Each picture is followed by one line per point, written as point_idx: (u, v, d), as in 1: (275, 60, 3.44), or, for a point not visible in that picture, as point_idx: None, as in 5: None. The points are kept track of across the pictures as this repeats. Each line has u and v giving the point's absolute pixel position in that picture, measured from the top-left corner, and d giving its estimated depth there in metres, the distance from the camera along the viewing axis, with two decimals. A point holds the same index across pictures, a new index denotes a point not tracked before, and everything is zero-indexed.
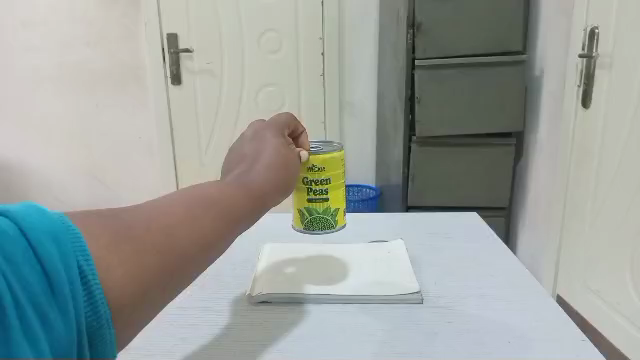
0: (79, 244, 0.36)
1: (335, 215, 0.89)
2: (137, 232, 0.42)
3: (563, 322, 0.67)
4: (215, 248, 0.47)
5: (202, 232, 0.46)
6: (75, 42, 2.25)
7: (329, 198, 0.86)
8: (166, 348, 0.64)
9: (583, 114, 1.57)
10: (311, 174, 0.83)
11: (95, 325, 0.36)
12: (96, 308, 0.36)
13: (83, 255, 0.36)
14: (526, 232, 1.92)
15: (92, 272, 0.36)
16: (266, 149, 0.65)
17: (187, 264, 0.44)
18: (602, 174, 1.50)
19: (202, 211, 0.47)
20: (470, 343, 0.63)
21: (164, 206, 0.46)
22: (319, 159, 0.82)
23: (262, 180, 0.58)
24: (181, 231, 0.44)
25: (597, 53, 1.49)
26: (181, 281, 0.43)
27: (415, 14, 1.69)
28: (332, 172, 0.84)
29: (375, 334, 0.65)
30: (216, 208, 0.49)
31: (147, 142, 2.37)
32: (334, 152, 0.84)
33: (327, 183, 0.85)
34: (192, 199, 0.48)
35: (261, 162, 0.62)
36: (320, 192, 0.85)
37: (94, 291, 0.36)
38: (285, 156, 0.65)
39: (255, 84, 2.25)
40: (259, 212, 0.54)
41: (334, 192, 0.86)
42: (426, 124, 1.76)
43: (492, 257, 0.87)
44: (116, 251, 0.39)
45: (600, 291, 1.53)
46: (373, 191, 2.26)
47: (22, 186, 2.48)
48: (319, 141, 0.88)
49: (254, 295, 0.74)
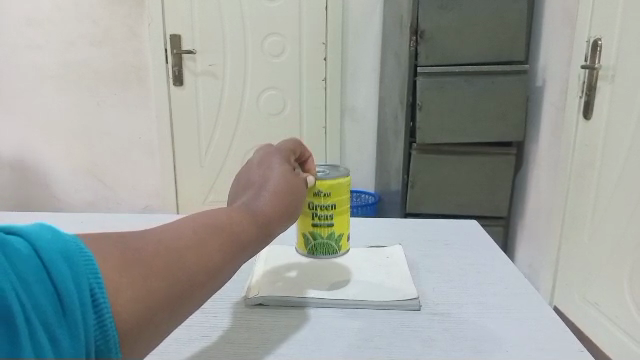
0: (91, 266, 0.36)
1: (339, 238, 0.79)
2: (145, 254, 0.41)
3: (564, 334, 0.66)
4: (220, 275, 0.46)
5: (207, 258, 0.46)
6: (79, 41, 2.25)
7: (335, 223, 0.77)
8: (160, 349, 0.63)
9: (584, 126, 1.57)
10: (315, 198, 0.75)
11: (102, 350, 0.35)
12: (106, 331, 0.35)
13: (95, 276, 0.35)
14: (524, 240, 1.92)
15: (103, 294, 0.35)
16: (272, 175, 0.64)
17: (192, 289, 0.43)
18: (602, 185, 1.50)
19: (207, 238, 0.47)
20: (468, 351, 0.62)
21: (172, 232, 0.46)
22: (325, 182, 0.75)
23: (268, 206, 0.58)
24: (187, 255, 0.44)
25: (600, 64, 1.49)
26: (185, 308, 0.43)
27: (418, 21, 1.69)
28: (339, 198, 0.76)
29: (373, 340, 0.65)
30: (222, 235, 0.49)
31: (148, 142, 2.36)
32: (341, 178, 0.76)
33: (332, 209, 0.76)
34: (198, 225, 0.48)
35: (268, 188, 0.61)
36: (325, 217, 0.76)
37: (105, 315, 0.35)
38: (293, 183, 0.65)
39: (257, 88, 2.26)
40: (263, 240, 0.54)
41: (340, 218, 0.77)
42: (427, 131, 1.77)
43: (492, 265, 0.87)
44: (126, 273, 0.39)
45: (598, 303, 1.52)
46: (373, 197, 2.26)
47: (20, 183, 2.46)
48: (326, 164, 0.82)
49: (250, 298, 0.74)
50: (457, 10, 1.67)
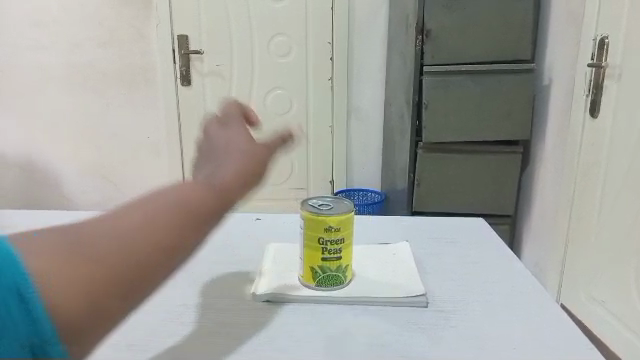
0: (16, 264, 0.35)
1: (347, 272, 0.77)
2: (86, 243, 0.40)
3: (570, 331, 0.67)
4: (177, 253, 0.43)
5: (160, 236, 0.42)
6: (87, 42, 2.27)
7: (344, 257, 0.75)
8: (169, 345, 0.64)
9: (590, 124, 1.57)
10: (325, 234, 0.73)
11: (42, 341, 0.35)
12: (40, 324, 0.35)
13: (18, 272, 0.35)
14: (530, 239, 1.92)
15: (30, 288, 0.35)
16: (237, 140, 0.57)
17: (145, 272, 0.41)
18: (608, 184, 1.50)
19: (159, 214, 0.44)
20: (475, 349, 0.63)
21: (122, 214, 0.43)
22: (335, 218, 0.73)
23: (229, 174, 0.50)
24: (134, 237, 0.41)
25: (606, 62, 1.49)
26: (141, 294, 0.41)
27: (424, 20, 1.70)
28: (348, 231, 0.75)
29: (379, 337, 0.66)
30: (177, 207, 0.45)
31: (155, 142, 2.38)
32: (350, 212, 0.75)
33: (342, 243, 0.75)
34: (149, 202, 0.45)
35: (235, 152, 0.55)
36: (335, 251, 0.74)
37: (36, 308, 0.35)
38: (265, 145, 0.57)
39: (263, 88, 2.27)
40: (228, 206, 0.48)
41: (349, 252, 0.76)
42: (432, 130, 1.77)
43: (498, 263, 0.87)
44: (60, 267, 0.37)
45: (605, 302, 1.52)
46: (379, 196, 2.27)
47: (29, 184, 2.47)
48: (329, 197, 0.79)
49: (258, 294, 0.75)
50: (463, 9, 1.68)
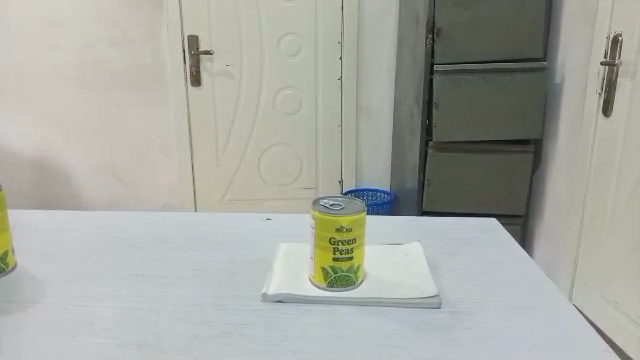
0: None
1: (358, 273, 0.76)
2: None
3: (586, 333, 0.66)
4: None
5: None
6: (98, 41, 2.28)
7: (355, 257, 0.74)
8: (179, 345, 0.64)
9: (604, 123, 1.56)
10: (337, 234, 0.72)
11: None
12: None
13: None
14: (542, 239, 1.90)
15: None
16: None
17: None
18: (623, 183, 1.48)
19: None
20: (490, 351, 0.62)
21: None
22: (346, 218, 0.72)
23: None
24: None
25: (620, 60, 1.47)
26: None
27: (435, 18, 1.69)
28: (359, 231, 0.74)
29: (393, 339, 0.65)
30: None
31: (165, 141, 2.38)
32: (362, 212, 0.73)
33: (354, 243, 0.73)
34: None
35: None
36: (347, 251, 0.73)
37: None
38: None
39: (273, 87, 2.28)
40: None
41: (360, 252, 0.75)
42: (443, 129, 1.76)
43: (512, 264, 0.86)
44: None
45: (619, 303, 1.50)
46: (388, 195, 2.26)
47: (40, 184, 2.48)
48: (339, 196, 0.78)
49: (269, 295, 0.74)
50: (474, 7, 1.66)
